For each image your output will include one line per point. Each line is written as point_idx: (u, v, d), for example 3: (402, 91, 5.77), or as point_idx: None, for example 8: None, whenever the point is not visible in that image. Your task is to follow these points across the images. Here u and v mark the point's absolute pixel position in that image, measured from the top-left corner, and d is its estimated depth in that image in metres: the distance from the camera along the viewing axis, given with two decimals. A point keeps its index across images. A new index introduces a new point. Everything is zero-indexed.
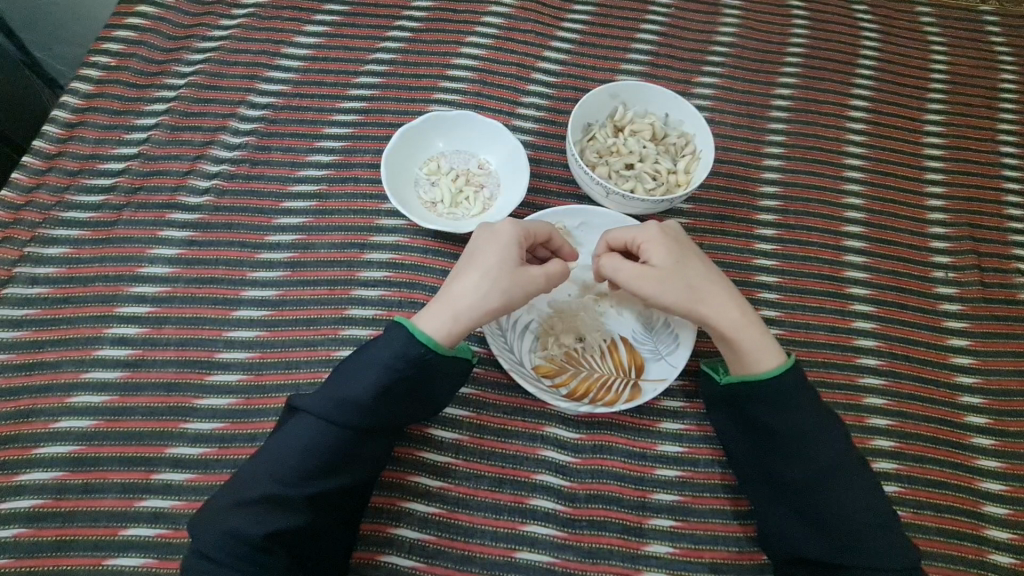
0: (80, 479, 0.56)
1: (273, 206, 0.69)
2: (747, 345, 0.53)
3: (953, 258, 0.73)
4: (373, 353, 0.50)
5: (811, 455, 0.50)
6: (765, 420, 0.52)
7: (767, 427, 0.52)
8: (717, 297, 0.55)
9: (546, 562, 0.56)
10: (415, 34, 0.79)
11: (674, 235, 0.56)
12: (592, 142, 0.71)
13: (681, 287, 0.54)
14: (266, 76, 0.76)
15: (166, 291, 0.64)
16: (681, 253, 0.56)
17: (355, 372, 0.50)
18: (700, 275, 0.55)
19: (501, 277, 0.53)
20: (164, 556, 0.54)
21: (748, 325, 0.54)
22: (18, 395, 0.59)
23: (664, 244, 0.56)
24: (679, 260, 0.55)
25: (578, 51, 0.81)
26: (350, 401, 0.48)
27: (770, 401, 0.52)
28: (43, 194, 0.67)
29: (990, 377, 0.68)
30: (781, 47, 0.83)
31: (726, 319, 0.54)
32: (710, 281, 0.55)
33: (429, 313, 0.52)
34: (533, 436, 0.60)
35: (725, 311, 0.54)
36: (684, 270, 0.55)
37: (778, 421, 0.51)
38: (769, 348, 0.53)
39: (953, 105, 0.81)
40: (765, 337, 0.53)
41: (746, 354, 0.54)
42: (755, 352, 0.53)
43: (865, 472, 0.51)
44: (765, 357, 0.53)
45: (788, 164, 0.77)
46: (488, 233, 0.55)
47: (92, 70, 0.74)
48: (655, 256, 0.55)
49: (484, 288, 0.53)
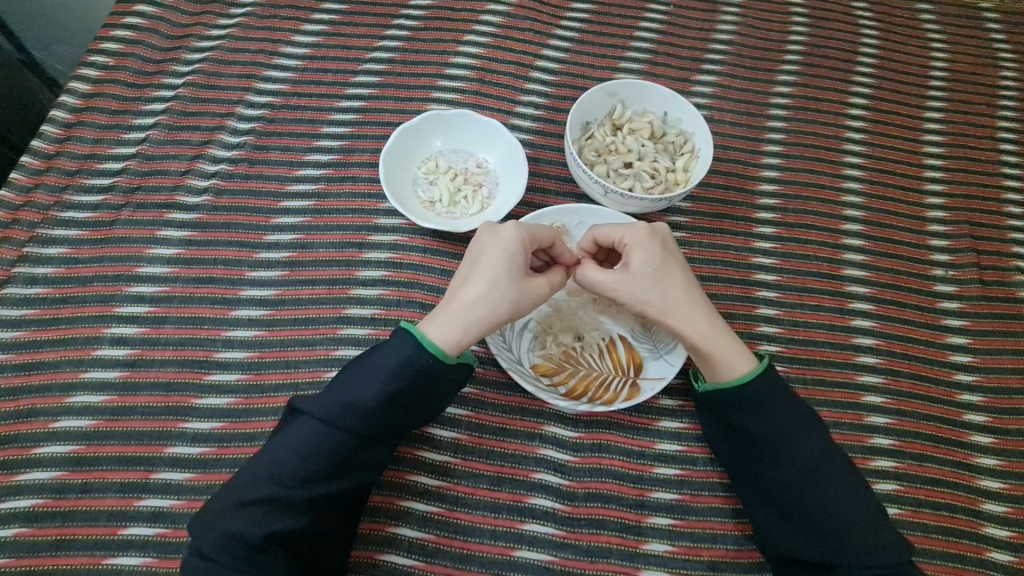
0: (80, 478, 0.57)
1: (271, 205, 0.69)
2: (715, 356, 0.54)
3: (952, 256, 0.73)
4: (378, 358, 0.50)
5: (789, 457, 0.51)
6: (743, 424, 0.53)
7: (745, 431, 0.53)
8: (690, 307, 0.55)
9: (545, 561, 0.56)
10: (413, 33, 0.79)
11: (652, 243, 0.56)
12: (591, 141, 0.71)
13: (654, 297, 0.54)
14: (264, 75, 0.76)
15: (164, 291, 0.64)
16: (660, 261, 0.55)
17: (360, 377, 0.50)
18: (674, 284, 0.55)
19: (505, 284, 0.53)
20: (164, 556, 0.55)
21: (719, 337, 0.54)
22: (17, 396, 0.59)
23: (645, 251, 0.55)
24: (656, 269, 0.55)
25: (576, 49, 0.81)
26: (354, 407, 0.48)
27: (745, 406, 0.52)
28: (42, 194, 0.67)
29: (989, 375, 0.68)
30: (781, 44, 0.83)
31: (696, 330, 0.54)
32: (684, 291, 0.55)
33: (434, 319, 0.53)
34: (531, 435, 0.60)
35: (694, 321, 0.55)
36: (660, 279, 0.55)
37: (755, 427, 0.52)
38: (736, 358, 0.53)
39: (952, 102, 0.81)
40: (737, 349, 0.54)
41: (714, 364, 0.54)
42: (725, 363, 0.54)
43: (849, 471, 0.51)
44: (735, 369, 0.53)
45: (786, 162, 0.77)
46: (492, 236, 0.55)
47: (90, 69, 0.74)
48: (634, 260, 0.55)
49: (489, 294, 0.53)
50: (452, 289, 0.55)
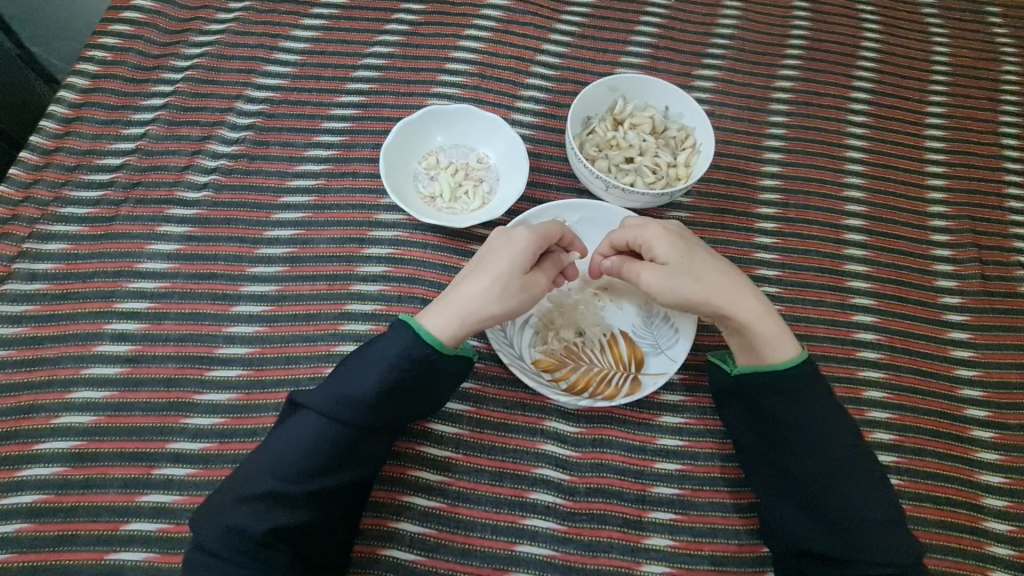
0: (81, 474, 0.57)
1: (271, 201, 0.69)
2: (763, 336, 0.54)
3: (953, 252, 0.73)
4: (378, 351, 0.50)
5: (820, 450, 0.50)
6: (775, 414, 0.52)
7: (777, 419, 0.52)
8: (730, 289, 0.54)
9: (547, 555, 0.56)
10: (414, 27, 0.79)
11: (673, 234, 0.56)
12: (592, 136, 0.70)
13: (694, 281, 0.54)
14: (263, 70, 0.75)
15: (165, 287, 0.64)
16: (686, 247, 0.55)
17: (359, 370, 0.50)
18: (708, 269, 0.55)
19: (503, 281, 0.53)
20: (166, 551, 0.55)
21: (763, 316, 0.54)
22: (19, 391, 0.59)
23: (668, 242, 0.55)
24: (686, 255, 0.55)
25: (577, 44, 0.80)
26: (353, 400, 0.48)
27: (779, 393, 0.52)
28: (41, 189, 0.67)
29: (990, 371, 0.68)
30: (782, 39, 0.83)
31: (743, 311, 0.54)
32: (720, 275, 0.55)
33: (436, 309, 0.52)
34: (533, 430, 0.60)
35: (736, 303, 0.54)
36: (691, 266, 0.55)
37: (789, 414, 0.51)
38: (781, 339, 0.53)
39: (954, 97, 0.81)
40: (782, 328, 0.53)
41: (761, 346, 0.54)
42: (771, 343, 0.53)
43: (875, 471, 0.51)
44: (783, 348, 0.53)
45: (788, 157, 0.76)
46: (501, 235, 0.56)
47: (88, 65, 0.73)
48: (661, 253, 0.55)
49: (485, 287, 0.53)
50: (454, 283, 0.55)
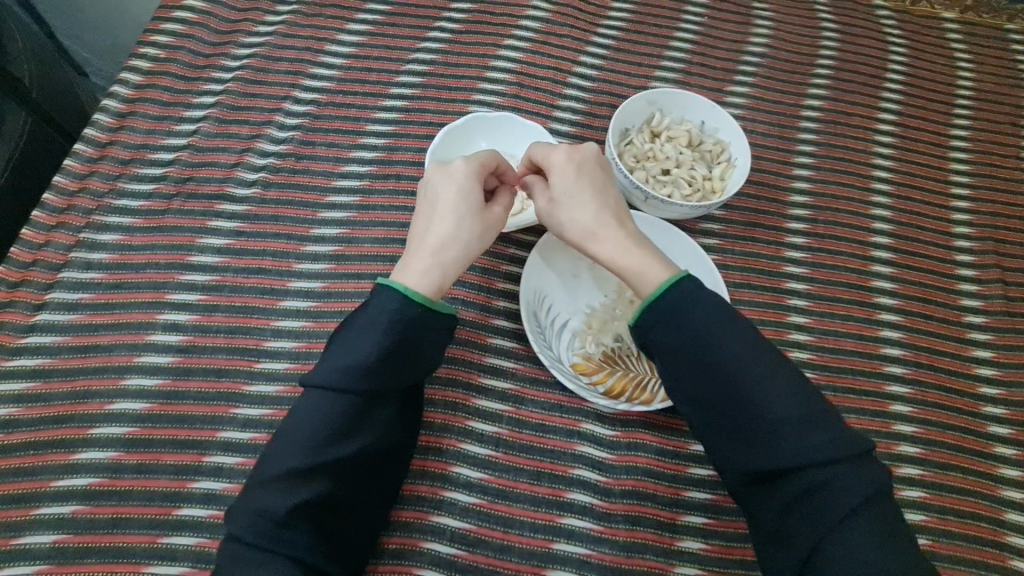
0: (134, 460, 0.58)
1: (317, 200, 0.71)
2: (628, 268, 0.53)
3: (976, 272, 0.75)
4: (370, 317, 0.50)
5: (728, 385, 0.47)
6: (674, 357, 0.49)
7: (681, 362, 0.49)
8: (609, 226, 0.55)
9: (583, 554, 0.58)
10: (455, 35, 0.81)
11: (569, 167, 0.58)
12: (629, 147, 0.72)
13: (572, 218, 0.56)
14: (310, 72, 0.77)
15: (215, 280, 0.66)
16: (575, 182, 0.57)
17: (354, 339, 0.50)
18: (589, 204, 0.56)
19: (474, 227, 0.56)
20: (216, 537, 0.56)
21: (633, 250, 0.53)
22: (74, 376, 0.60)
23: (561, 174, 0.58)
24: (575, 190, 0.57)
25: (612, 57, 0.82)
26: (354, 367, 0.49)
27: (674, 325, 0.49)
28: (97, 181, 0.69)
29: (1012, 389, 0.70)
30: (811, 58, 0.85)
31: (611, 246, 0.54)
32: (601, 211, 0.56)
33: (399, 271, 0.54)
34: (569, 432, 0.62)
35: (610, 239, 0.55)
36: (574, 199, 0.57)
37: (683, 352, 0.49)
38: (649, 267, 0.52)
39: (978, 120, 0.83)
40: (648, 258, 0.52)
41: (630, 277, 0.53)
42: (637, 272, 0.52)
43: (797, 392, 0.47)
44: (647, 280, 0.51)
45: (817, 173, 0.79)
46: (443, 176, 0.58)
47: (142, 61, 0.75)
48: (556, 184, 0.58)
49: (456, 232, 0.55)
50: (417, 230, 0.57)
